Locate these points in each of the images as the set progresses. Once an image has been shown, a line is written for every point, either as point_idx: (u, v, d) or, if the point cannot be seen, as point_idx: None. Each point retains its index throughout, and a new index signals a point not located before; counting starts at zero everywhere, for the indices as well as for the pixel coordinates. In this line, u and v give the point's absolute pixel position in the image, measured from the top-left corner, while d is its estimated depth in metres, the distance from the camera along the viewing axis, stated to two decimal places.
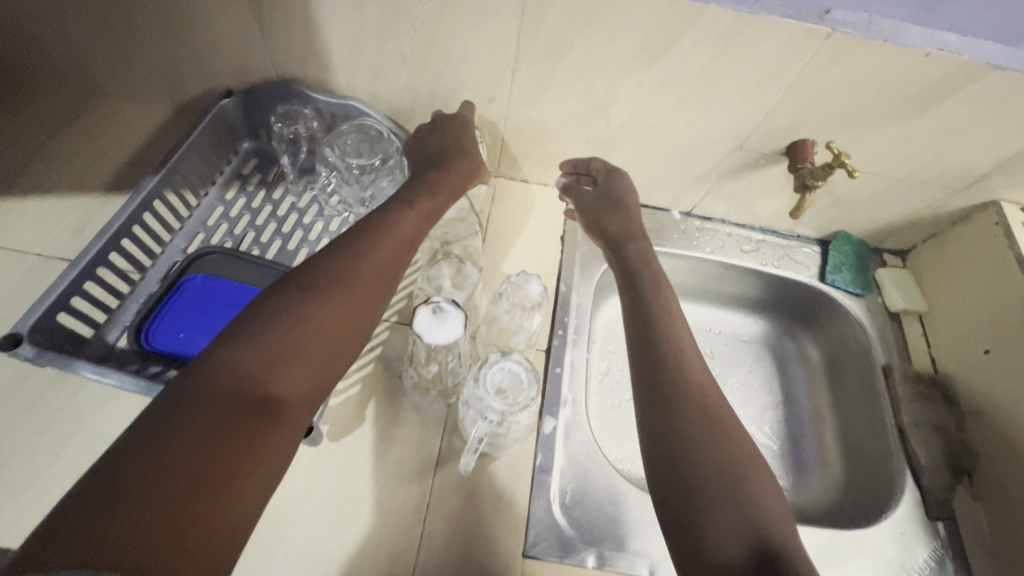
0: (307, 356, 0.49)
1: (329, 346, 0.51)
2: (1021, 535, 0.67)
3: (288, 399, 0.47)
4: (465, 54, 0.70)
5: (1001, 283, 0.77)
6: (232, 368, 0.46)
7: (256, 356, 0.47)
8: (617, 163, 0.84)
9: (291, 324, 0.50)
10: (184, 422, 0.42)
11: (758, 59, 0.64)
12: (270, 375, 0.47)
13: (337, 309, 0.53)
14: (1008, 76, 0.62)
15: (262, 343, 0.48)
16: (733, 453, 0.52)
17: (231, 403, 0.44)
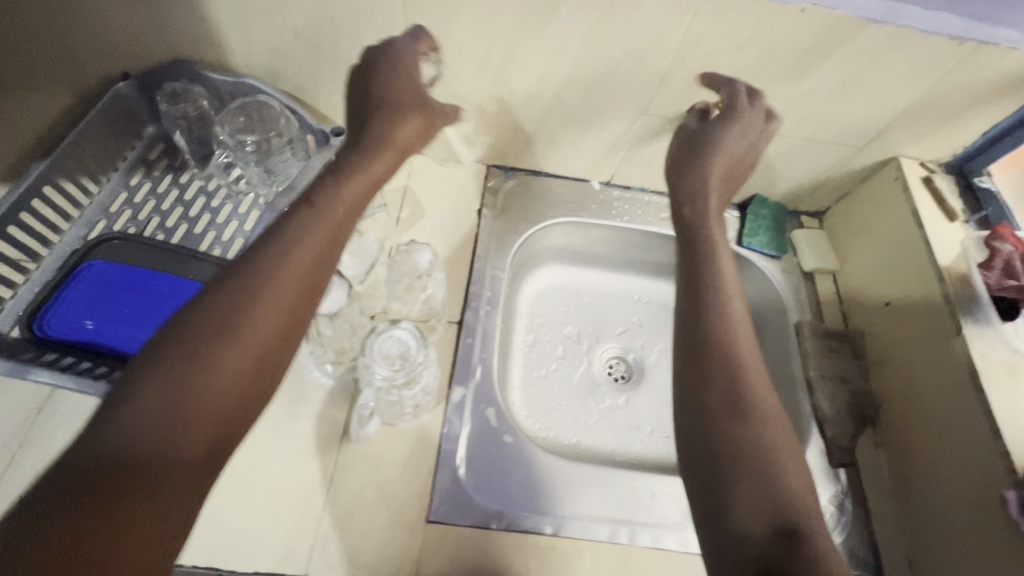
0: (215, 400, 0.43)
1: (231, 392, 0.44)
2: (917, 478, 0.69)
3: (185, 451, 0.41)
4: (356, 27, 0.69)
5: (903, 235, 0.78)
6: (118, 425, 0.40)
7: (141, 418, 0.40)
8: (529, 133, 0.84)
9: (181, 375, 0.42)
10: (61, 507, 0.36)
11: (643, 20, 0.64)
12: (164, 428, 0.40)
13: (246, 336, 0.45)
14: (883, 30, 0.63)
15: (150, 389, 0.41)
16: (759, 422, 0.52)
17: (110, 476, 0.38)
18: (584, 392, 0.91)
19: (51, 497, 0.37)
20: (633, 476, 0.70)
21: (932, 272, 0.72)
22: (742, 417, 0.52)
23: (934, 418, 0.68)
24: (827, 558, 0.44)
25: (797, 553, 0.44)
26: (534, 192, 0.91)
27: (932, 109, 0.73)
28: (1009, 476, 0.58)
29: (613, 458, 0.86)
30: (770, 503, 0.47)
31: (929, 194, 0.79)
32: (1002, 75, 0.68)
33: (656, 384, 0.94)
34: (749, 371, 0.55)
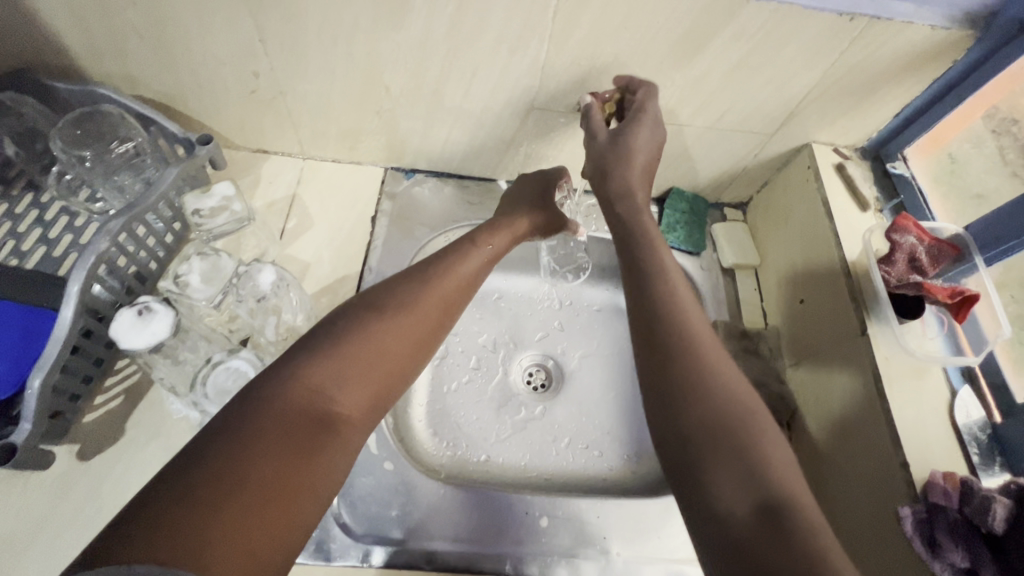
0: (371, 368, 0.47)
1: (399, 362, 0.50)
2: (830, 491, 0.64)
3: (346, 415, 0.45)
4: (201, 26, 0.62)
5: (816, 227, 0.73)
6: (300, 384, 0.44)
7: (325, 375, 0.45)
8: (420, 133, 0.78)
9: (372, 342, 0.49)
10: (244, 444, 0.39)
11: (506, 4, 0.58)
12: (335, 389, 0.45)
13: (418, 319, 0.53)
14: (764, 7, 0.57)
15: (340, 361, 0.46)
16: (730, 392, 0.44)
17: (299, 422, 0.42)
18: (497, 404, 0.85)
19: (215, 446, 0.38)
20: (523, 500, 0.65)
21: (839, 266, 0.67)
22: (703, 407, 0.43)
23: (844, 424, 0.63)
24: (824, 552, 0.35)
25: (785, 537, 0.36)
26: (436, 194, 0.85)
27: (838, 91, 0.68)
28: (907, 488, 0.54)
29: (524, 475, 0.79)
30: (752, 482, 0.39)
31: (842, 182, 0.74)
32: (904, 52, 0.62)
33: (576, 391, 0.88)
34: (701, 342, 0.48)
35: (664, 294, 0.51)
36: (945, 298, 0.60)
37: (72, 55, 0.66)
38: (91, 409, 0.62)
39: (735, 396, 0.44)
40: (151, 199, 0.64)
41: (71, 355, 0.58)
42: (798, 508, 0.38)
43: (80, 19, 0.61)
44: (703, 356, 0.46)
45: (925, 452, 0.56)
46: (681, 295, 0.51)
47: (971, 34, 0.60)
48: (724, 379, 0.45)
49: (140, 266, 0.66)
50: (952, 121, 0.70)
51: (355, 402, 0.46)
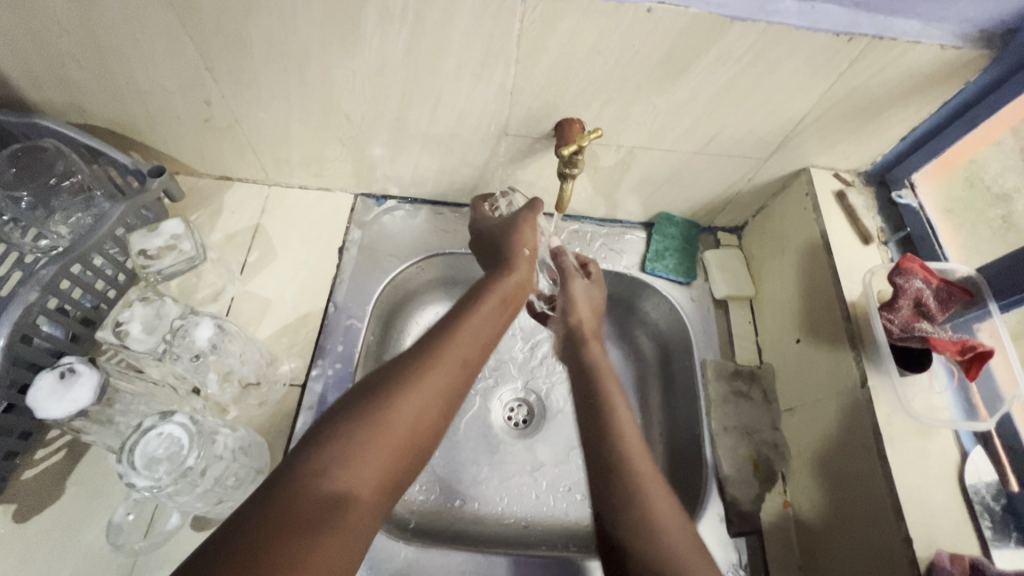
0: (383, 450, 0.42)
1: (419, 433, 0.44)
2: (832, 559, 0.58)
3: (353, 505, 0.39)
4: (142, 56, 0.58)
5: (814, 261, 0.67)
6: (300, 473, 0.39)
7: (336, 452, 0.40)
8: (388, 160, 0.73)
9: (391, 412, 0.43)
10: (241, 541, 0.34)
11: (465, 26, 0.53)
12: (339, 473, 0.39)
13: (433, 387, 0.46)
14: (753, 28, 0.51)
15: (346, 447, 0.41)
16: (656, 514, 0.48)
17: (299, 516, 0.36)
18: (475, 440, 0.79)
19: (215, 555, 0.33)
20: (492, 562, 0.64)
21: (837, 306, 0.62)
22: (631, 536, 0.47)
23: (842, 483, 0.58)
24: None
25: None
26: (408, 222, 0.80)
27: (839, 114, 0.62)
28: (909, 567, 0.49)
29: (499, 522, 0.74)
30: None
31: (842, 212, 0.68)
32: (910, 73, 0.56)
33: (560, 428, 0.81)
34: (654, 513, 0.47)
35: (646, 530, 0.46)
36: (955, 353, 0.54)
37: (10, 85, 0.61)
38: (30, 466, 0.58)
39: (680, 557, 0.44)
40: (96, 238, 0.60)
41: (3, 413, 0.54)
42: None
43: (12, 50, 0.56)
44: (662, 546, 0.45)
45: (930, 526, 0.50)
46: (637, 467, 0.51)
47: (987, 53, 0.54)
48: (676, 548, 0.45)
49: (86, 310, 0.63)
50: (962, 147, 0.64)
51: (365, 489, 0.40)
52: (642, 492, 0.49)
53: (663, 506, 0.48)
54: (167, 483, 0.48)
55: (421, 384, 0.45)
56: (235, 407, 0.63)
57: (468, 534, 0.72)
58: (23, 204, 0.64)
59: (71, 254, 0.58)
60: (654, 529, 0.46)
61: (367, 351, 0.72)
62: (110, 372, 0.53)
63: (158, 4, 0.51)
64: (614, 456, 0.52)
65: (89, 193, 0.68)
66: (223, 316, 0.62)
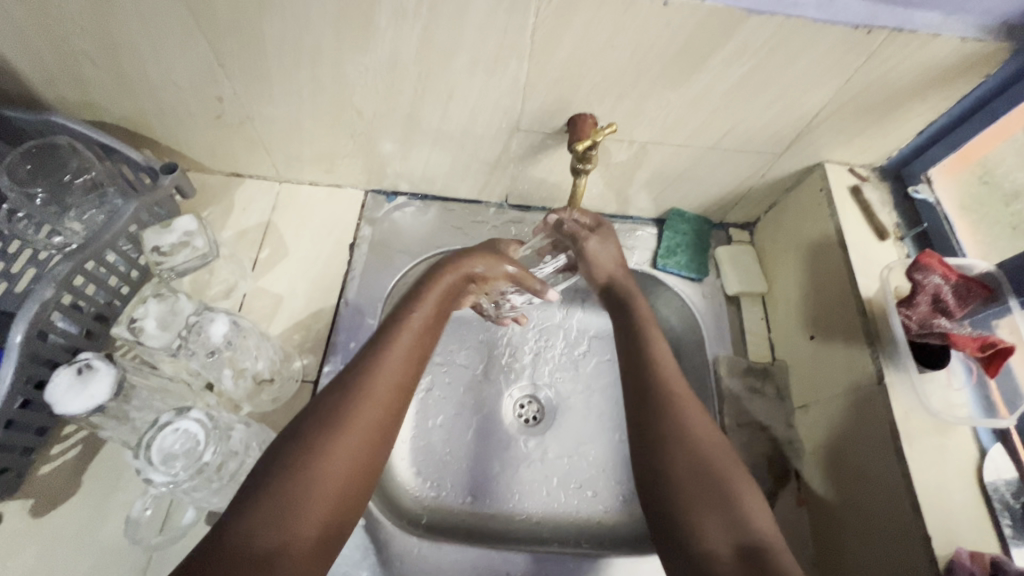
0: (316, 492, 0.44)
1: (363, 472, 0.47)
2: (847, 556, 0.58)
3: (289, 542, 0.41)
4: (155, 53, 0.57)
5: (829, 257, 0.67)
6: (249, 535, 0.40)
7: (294, 521, 0.42)
8: (399, 156, 0.73)
9: (339, 459, 0.46)
10: None
11: (479, 20, 0.53)
12: (276, 529, 0.41)
13: (362, 421, 0.48)
14: (770, 21, 0.51)
15: (282, 495, 0.42)
16: (717, 451, 0.50)
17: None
18: (485, 436, 0.79)
19: None
20: (505, 559, 0.64)
21: (854, 303, 0.61)
22: (682, 445, 0.51)
23: (859, 481, 0.58)
24: None
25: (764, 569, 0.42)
26: (418, 219, 0.80)
27: (856, 108, 0.61)
28: (928, 565, 0.49)
29: (511, 519, 0.73)
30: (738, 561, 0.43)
31: (858, 207, 0.68)
32: (930, 67, 0.56)
33: (571, 424, 0.81)
34: (694, 428, 0.52)
35: (690, 447, 0.50)
36: (975, 350, 0.53)
37: (24, 82, 0.61)
38: (46, 461, 0.58)
39: (715, 466, 0.49)
40: (110, 235, 0.60)
41: (22, 409, 0.54)
42: (775, 551, 0.44)
43: (26, 47, 0.56)
44: (705, 458, 0.50)
45: (949, 524, 0.50)
46: (676, 388, 0.55)
47: (1008, 46, 0.53)
48: (713, 456, 0.50)
49: (100, 307, 0.63)
50: (980, 142, 0.63)
51: (302, 542, 0.42)
52: (685, 416, 0.52)
53: (700, 424, 0.52)
54: (184, 479, 0.48)
55: (363, 411, 0.48)
56: (249, 404, 0.64)
57: (479, 530, 0.72)
58: (37, 201, 0.64)
59: (86, 251, 0.58)
60: (691, 445, 0.50)
61: None
62: (126, 369, 0.54)
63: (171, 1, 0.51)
64: (654, 380, 0.55)
65: (101, 190, 0.68)
66: (236, 313, 0.62)
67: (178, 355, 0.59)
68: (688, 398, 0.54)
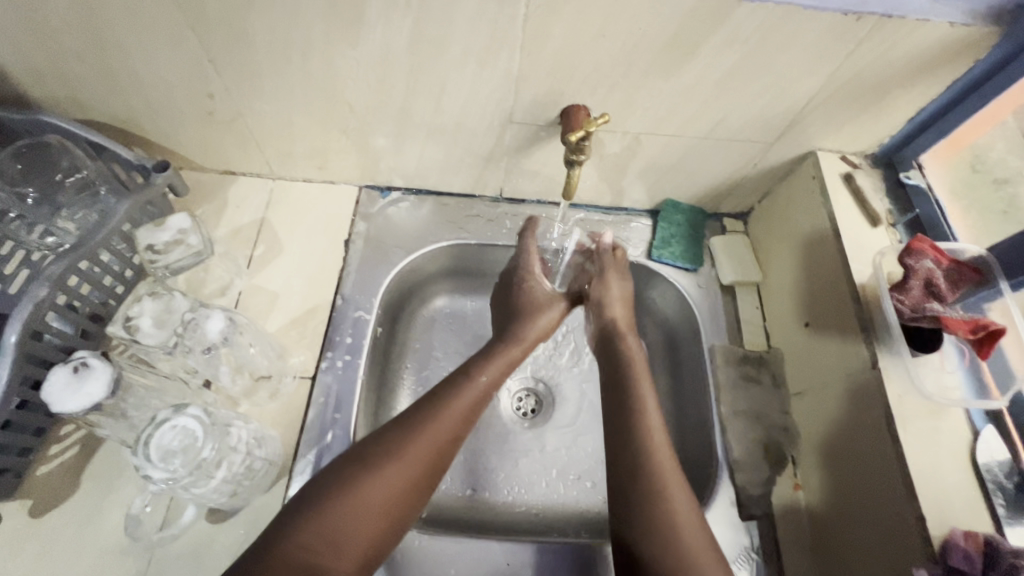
0: (367, 514, 0.47)
1: (407, 500, 0.50)
2: (842, 540, 0.59)
3: (341, 557, 0.46)
4: (145, 50, 0.57)
5: (822, 244, 0.67)
6: (303, 539, 0.45)
7: (344, 536, 0.46)
8: (393, 151, 0.73)
9: (387, 485, 0.49)
10: None
11: (469, 12, 0.53)
12: (330, 542, 0.46)
13: (418, 459, 0.51)
14: (759, 9, 0.51)
15: (341, 513, 0.47)
16: (690, 511, 0.51)
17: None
18: (484, 429, 0.79)
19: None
20: (504, 549, 0.64)
21: (846, 289, 0.62)
22: (659, 498, 0.52)
23: (852, 465, 0.58)
24: None
25: None
26: (413, 214, 0.80)
27: (846, 95, 0.61)
28: (922, 545, 0.49)
29: (511, 510, 0.74)
30: None
31: (850, 194, 0.68)
32: (919, 52, 0.56)
33: (568, 415, 0.81)
34: (671, 482, 0.53)
35: (653, 477, 0.53)
36: (967, 332, 0.54)
37: (13, 82, 0.61)
38: (43, 462, 0.58)
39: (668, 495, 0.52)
40: (103, 235, 0.60)
41: (17, 409, 0.54)
42: None
43: (13, 46, 0.56)
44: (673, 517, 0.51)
45: (942, 505, 0.50)
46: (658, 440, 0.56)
47: (996, 30, 0.53)
48: (679, 513, 0.51)
49: (95, 306, 0.63)
50: (969, 127, 0.64)
51: (347, 559, 0.46)
52: (645, 443, 0.56)
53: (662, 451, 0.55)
54: (183, 475, 0.48)
55: (416, 446, 0.51)
56: (246, 401, 0.63)
57: (478, 521, 0.72)
58: (30, 201, 0.65)
59: (78, 251, 0.58)
60: (662, 499, 0.52)
61: (376, 343, 0.72)
62: (122, 367, 0.54)
63: None
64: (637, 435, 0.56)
65: (94, 189, 0.67)
66: (231, 309, 0.62)
67: (172, 353, 0.59)
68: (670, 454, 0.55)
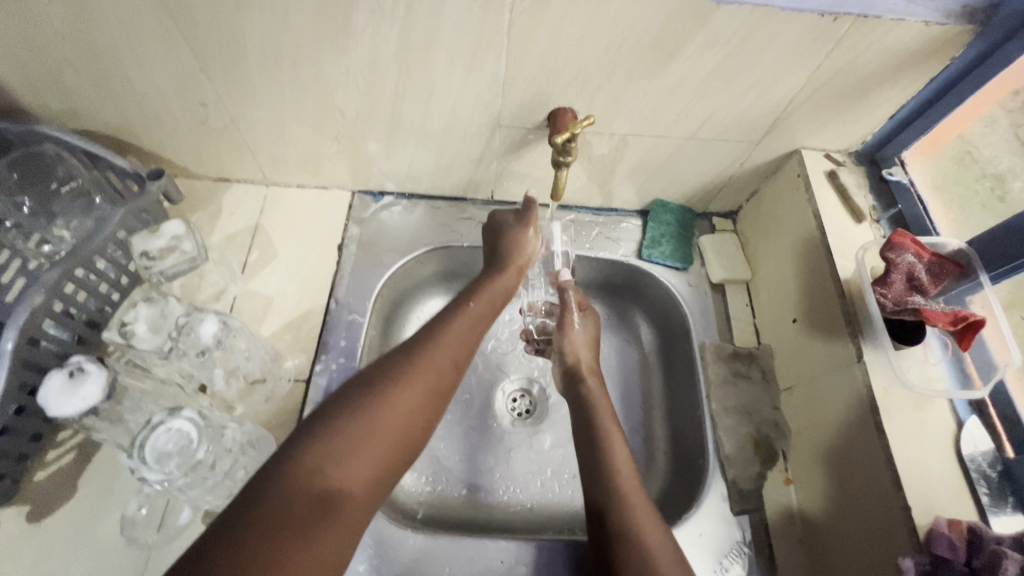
0: (375, 438, 0.45)
1: (416, 424, 0.48)
2: (832, 532, 0.59)
3: (353, 484, 0.43)
4: (138, 59, 0.58)
5: (808, 241, 0.68)
6: (311, 462, 0.42)
7: (357, 456, 0.44)
8: (384, 155, 0.74)
9: (395, 406, 0.47)
10: (256, 521, 0.38)
11: (455, 18, 0.54)
12: (337, 464, 0.43)
13: (421, 387, 0.50)
14: (738, 11, 0.52)
15: (347, 434, 0.44)
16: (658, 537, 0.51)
17: (313, 507, 0.40)
18: (479, 430, 0.80)
19: (248, 510, 0.38)
20: (499, 547, 0.65)
21: (831, 285, 0.63)
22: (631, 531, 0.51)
23: (840, 458, 0.59)
24: None
25: None
26: (406, 218, 0.81)
27: (828, 94, 0.63)
28: (909, 535, 0.50)
29: (506, 510, 0.74)
30: None
31: (835, 191, 0.69)
32: (897, 51, 0.57)
33: (563, 416, 0.82)
34: (638, 512, 0.53)
35: (622, 508, 0.53)
36: (948, 324, 0.54)
37: (9, 93, 0.62)
38: (41, 467, 0.59)
39: (627, 495, 0.54)
40: (98, 241, 0.61)
41: (15, 415, 0.55)
42: None
43: (8, 57, 0.57)
44: (642, 548, 0.50)
45: (928, 495, 0.51)
46: (624, 471, 0.56)
47: (970, 28, 0.54)
48: (648, 544, 0.50)
49: (91, 313, 0.64)
50: (950, 123, 0.65)
51: (357, 484, 0.43)
52: (605, 447, 0.59)
53: (622, 458, 0.57)
54: (179, 477, 0.49)
55: (419, 372, 0.50)
56: (242, 404, 0.64)
57: (474, 522, 0.73)
58: (25, 210, 0.66)
59: (73, 258, 0.59)
60: (634, 531, 0.51)
61: (370, 346, 0.73)
62: (117, 372, 0.54)
63: (150, 6, 0.52)
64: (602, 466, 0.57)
65: (89, 198, 0.68)
66: (224, 314, 0.63)
67: (167, 359, 0.60)
68: (637, 487, 0.55)
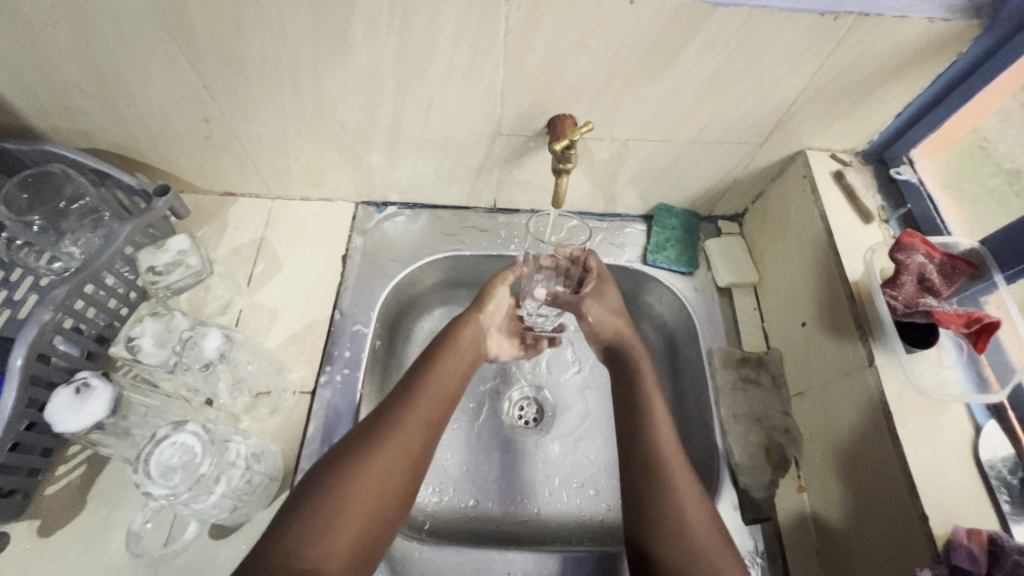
0: (347, 515, 0.51)
1: (388, 497, 0.54)
2: (848, 542, 0.58)
3: (330, 559, 0.48)
4: (143, 79, 0.59)
5: (815, 243, 0.67)
6: (290, 543, 0.48)
7: (332, 532, 0.49)
8: (386, 166, 0.74)
9: (367, 480, 0.53)
10: None
11: (451, 29, 0.54)
12: (311, 545, 0.48)
13: (391, 458, 0.55)
14: (736, 13, 0.52)
15: (323, 514, 0.50)
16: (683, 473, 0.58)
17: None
18: (486, 439, 0.79)
19: None
20: (506, 559, 0.64)
21: (839, 288, 0.61)
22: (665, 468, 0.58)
23: (854, 465, 0.58)
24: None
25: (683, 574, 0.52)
26: (409, 227, 0.81)
27: (831, 94, 0.62)
28: (927, 545, 0.48)
29: (514, 520, 0.74)
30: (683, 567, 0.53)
31: (842, 191, 0.68)
32: (900, 49, 0.56)
33: (570, 423, 0.81)
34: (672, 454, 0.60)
35: (659, 453, 0.59)
36: (961, 327, 0.53)
37: (21, 115, 0.64)
38: (52, 481, 0.60)
39: (672, 469, 0.58)
40: (107, 257, 0.62)
41: (25, 431, 0.56)
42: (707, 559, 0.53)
43: (18, 80, 0.58)
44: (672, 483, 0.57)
45: (945, 502, 0.49)
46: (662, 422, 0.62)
47: (976, 23, 0.53)
48: (677, 478, 0.58)
49: (101, 328, 0.65)
50: (959, 120, 0.64)
51: (335, 559, 0.49)
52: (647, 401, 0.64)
53: (665, 426, 0.62)
54: (183, 491, 0.49)
55: (392, 443, 0.56)
56: (247, 417, 0.64)
57: (481, 533, 0.72)
58: (35, 228, 0.66)
59: (83, 273, 0.60)
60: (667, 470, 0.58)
61: (375, 356, 0.73)
62: (123, 386, 0.55)
63: (153, 27, 0.53)
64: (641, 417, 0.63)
65: (98, 215, 0.70)
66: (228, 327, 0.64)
67: (172, 373, 0.60)
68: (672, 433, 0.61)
